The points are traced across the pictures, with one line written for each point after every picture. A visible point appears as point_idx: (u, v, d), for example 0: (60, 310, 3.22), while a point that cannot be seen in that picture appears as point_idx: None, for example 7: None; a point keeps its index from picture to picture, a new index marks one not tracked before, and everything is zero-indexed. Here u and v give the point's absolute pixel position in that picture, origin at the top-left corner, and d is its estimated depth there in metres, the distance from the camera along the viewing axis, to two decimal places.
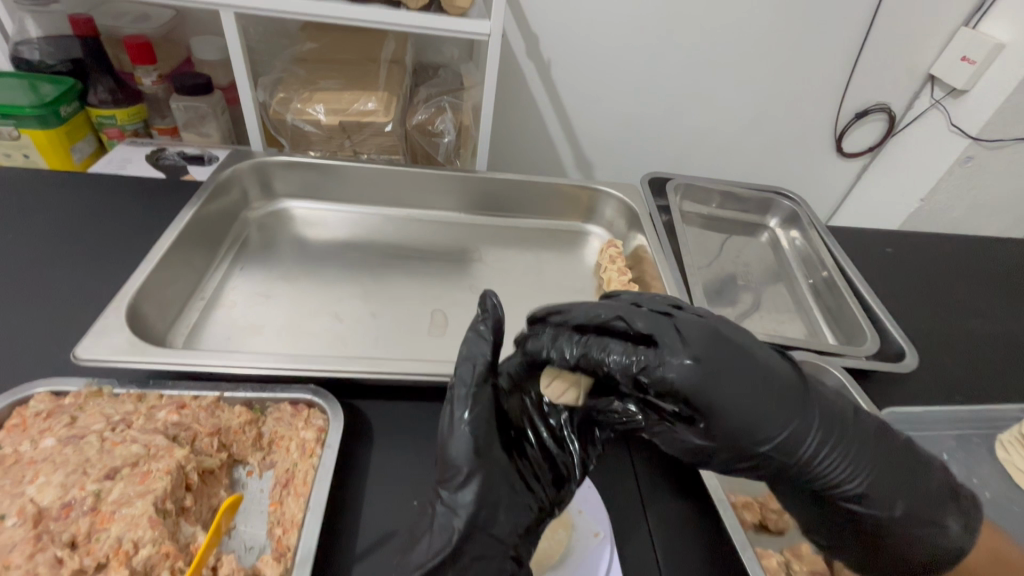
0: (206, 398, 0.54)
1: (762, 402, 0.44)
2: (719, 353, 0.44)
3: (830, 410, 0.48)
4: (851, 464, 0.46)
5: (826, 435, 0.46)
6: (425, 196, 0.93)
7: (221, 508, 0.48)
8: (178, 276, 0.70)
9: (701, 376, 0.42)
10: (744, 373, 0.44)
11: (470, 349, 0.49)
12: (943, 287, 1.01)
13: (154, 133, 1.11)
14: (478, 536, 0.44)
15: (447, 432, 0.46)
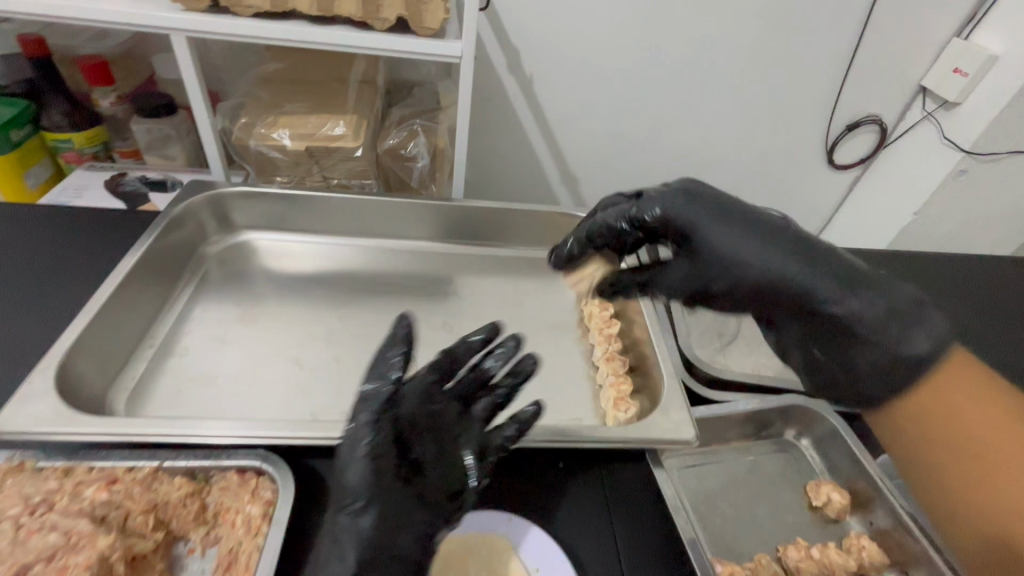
0: (142, 469, 0.49)
1: (738, 227, 0.49)
2: (696, 197, 0.51)
3: (837, 255, 0.47)
4: (854, 301, 0.45)
5: (810, 263, 0.47)
6: (397, 225, 0.88)
7: None
8: (123, 323, 0.65)
9: (680, 207, 0.51)
10: (724, 216, 0.49)
11: (375, 376, 0.47)
12: (940, 312, 0.97)
13: (116, 155, 1.05)
14: (377, 560, 0.45)
15: (345, 460, 0.45)
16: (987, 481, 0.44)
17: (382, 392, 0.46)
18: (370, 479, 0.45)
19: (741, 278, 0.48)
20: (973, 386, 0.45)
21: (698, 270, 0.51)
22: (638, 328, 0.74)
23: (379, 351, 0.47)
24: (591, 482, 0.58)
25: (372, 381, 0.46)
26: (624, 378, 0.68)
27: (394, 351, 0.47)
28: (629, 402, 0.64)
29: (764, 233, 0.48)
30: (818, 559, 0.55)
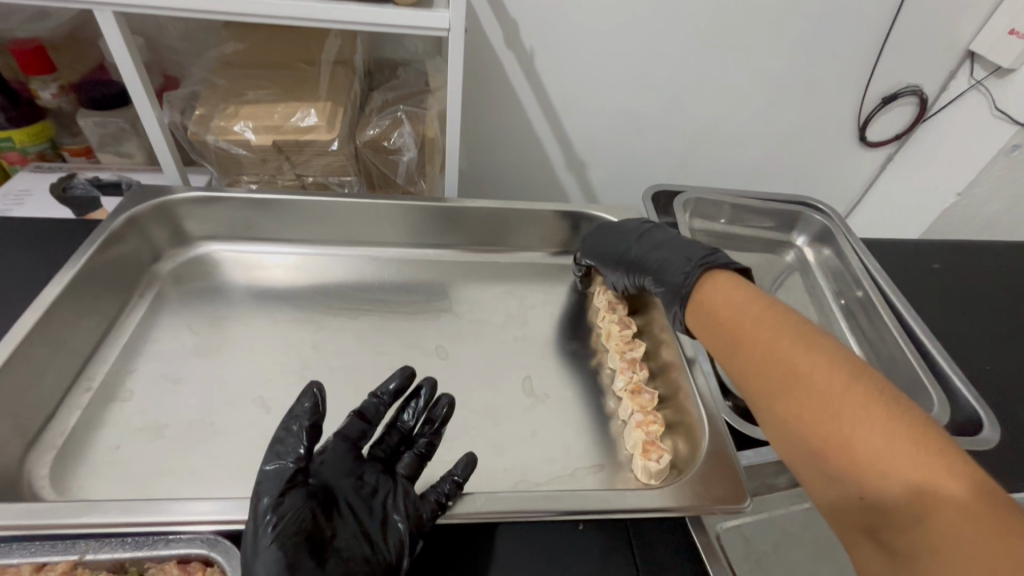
0: (54, 567, 0.39)
1: (634, 244, 0.66)
2: (604, 227, 0.73)
3: (680, 239, 0.65)
4: (677, 257, 0.61)
5: (685, 266, 0.59)
6: (381, 229, 0.76)
7: None
8: (49, 366, 0.55)
9: (590, 238, 0.73)
10: (624, 237, 0.68)
11: (278, 451, 0.42)
12: (1004, 312, 0.85)
13: (65, 154, 0.93)
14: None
15: (250, 555, 0.38)
16: (812, 404, 0.43)
17: (287, 463, 0.41)
18: (280, 567, 0.37)
19: (613, 258, 0.68)
20: (773, 316, 0.50)
21: (597, 261, 0.71)
22: (667, 353, 0.63)
23: (283, 425, 0.43)
24: (620, 547, 0.48)
25: (275, 455, 0.42)
26: (652, 416, 0.58)
27: (297, 419, 0.43)
28: (660, 449, 0.54)
29: (633, 231, 0.69)
30: None
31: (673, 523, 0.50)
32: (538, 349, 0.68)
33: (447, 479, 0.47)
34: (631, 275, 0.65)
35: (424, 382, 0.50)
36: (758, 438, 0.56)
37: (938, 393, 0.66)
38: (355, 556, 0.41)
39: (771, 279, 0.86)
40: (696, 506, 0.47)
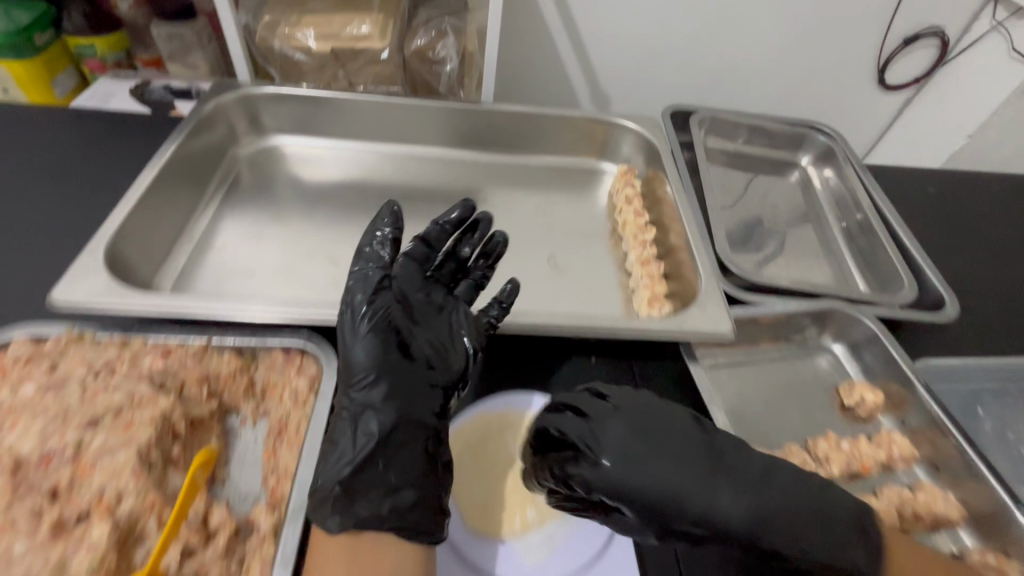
0: (193, 344, 0.51)
1: (697, 479, 0.44)
2: (655, 439, 0.46)
3: (791, 481, 0.46)
4: (794, 485, 0.46)
5: (790, 536, 0.44)
6: (425, 131, 0.86)
7: (196, 463, 0.44)
8: (162, 216, 0.66)
9: (627, 474, 0.44)
10: (675, 468, 0.45)
11: (365, 264, 0.52)
12: (1005, 226, 0.88)
13: (138, 65, 1.03)
14: (399, 425, 0.47)
15: (352, 340, 0.49)
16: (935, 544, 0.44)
17: (371, 277, 0.51)
18: (374, 351, 0.48)
19: (693, 512, 0.44)
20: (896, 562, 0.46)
21: (636, 481, 0.44)
22: (675, 236, 0.71)
23: (367, 240, 0.54)
24: (621, 375, 0.60)
25: (366, 268, 0.52)
26: (658, 281, 0.67)
27: (378, 241, 0.53)
28: (663, 302, 0.64)
29: (694, 456, 0.46)
30: (848, 451, 0.56)
31: (665, 361, 0.62)
32: (560, 237, 0.78)
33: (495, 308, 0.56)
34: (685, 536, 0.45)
35: (482, 217, 0.60)
36: (749, 302, 0.65)
37: (911, 281, 0.73)
38: (430, 354, 0.51)
39: (774, 195, 0.94)
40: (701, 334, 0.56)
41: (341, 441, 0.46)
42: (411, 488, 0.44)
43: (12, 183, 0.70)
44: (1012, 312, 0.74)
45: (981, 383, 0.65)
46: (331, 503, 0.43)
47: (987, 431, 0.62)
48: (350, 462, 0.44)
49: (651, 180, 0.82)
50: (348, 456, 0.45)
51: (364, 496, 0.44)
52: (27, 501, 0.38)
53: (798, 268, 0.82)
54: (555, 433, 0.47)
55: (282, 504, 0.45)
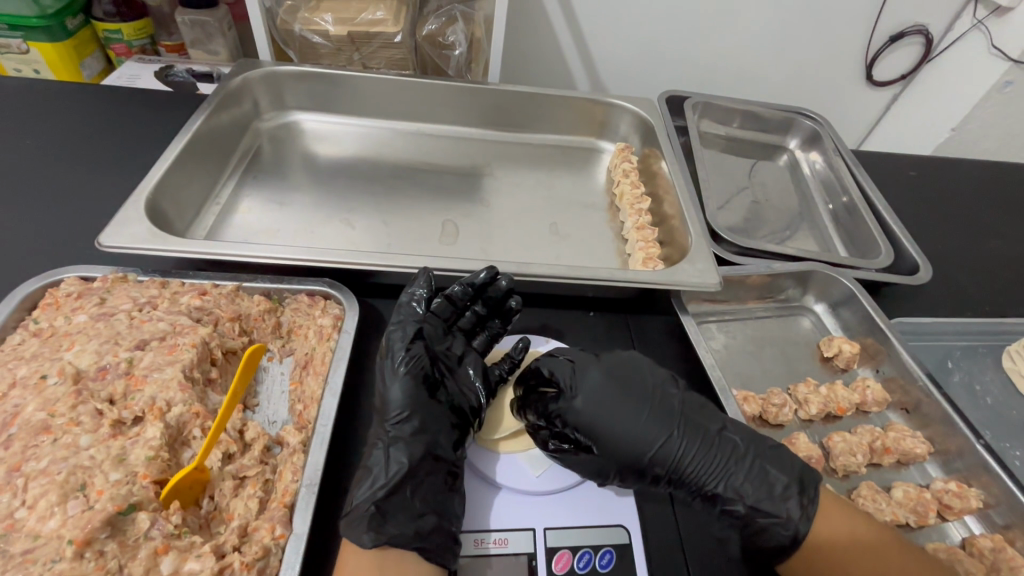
0: (226, 287, 0.56)
1: (645, 416, 0.51)
2: (620, 384, 0.52)
3: (743, 443, 0.50)
4: (741, 446, 0.50)
5: (720, 479, 0.49)
6: (435, 110, 0.91)
7: (236, 378, 0.49)
8: (192, 180, 0.72)
9: (588, 410, 0.51)
10: (631, 407, 0.51)
11: (404, 317, 0.55)
12: (977, 205, 0.94)
13: (161, 50, 1.08)
14: (425, 459, 0.47)
15: (388, 379, 0.51)
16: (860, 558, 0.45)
17: (410, 326, 0.54)
18: (407, 391, 0.50)
19: (640, 449, 0.49)
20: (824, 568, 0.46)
21: (594, 415, 0.51)
22: (668, 205, 0.76)
23: (406, 297, 0.57)
24: (617, 325, 0.65)
25: (405, 317, 0.55)
26: (652, 244, 0.72)
27: (417, 293, 0.57)
28: (657, 261, 0.69)
29: (656, 406, 0.51)
30: (825, 394, 0.61)
31: (658, 315, 0.67)
32: (560, 207, 0.84)
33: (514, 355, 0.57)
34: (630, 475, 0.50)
35: (505, 280, 0.58)
36: (737, 264, 0.70)
37: (889, 249, 0.78)
38: (457, 399, 0.52)
39: (764, 175, 0.99)
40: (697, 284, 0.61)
41: (375, 467, 0.46)
42: (434, 513, 0.44)
43: (49, 150, 0.75)
44: (978, 281, 0.79)
45: (950, 341, 0.70)
46: (365, 521, 0.42)
47: (955, 383, 0.67)
48: (383, 485, 0.45)
49: (646, 157, 0.87)
50: (380, 481, 0.45)
51: (393, 518, 0.43)
52: (88, 404, 0.43)
53: (784, 240, 0.87)
54: (542, 375, 0.53)
55: (308, 425, 0.49)
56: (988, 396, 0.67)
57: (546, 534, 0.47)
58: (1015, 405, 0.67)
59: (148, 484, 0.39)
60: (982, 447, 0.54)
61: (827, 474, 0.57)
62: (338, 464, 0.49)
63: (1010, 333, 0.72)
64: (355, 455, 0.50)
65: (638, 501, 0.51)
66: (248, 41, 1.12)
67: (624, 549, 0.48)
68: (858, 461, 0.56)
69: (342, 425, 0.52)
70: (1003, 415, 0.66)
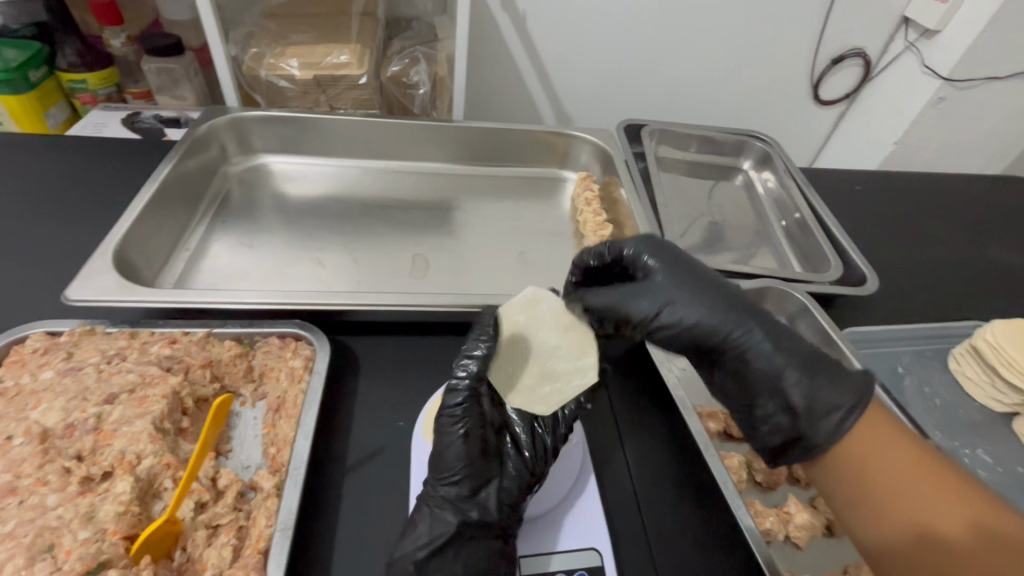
0: (196, 334, 0.56)
1: (704, 284, 0.51)
2: (679, 259, 0.52)
3: (798, 343, 0.48)
4: (795, 344, 0.48)
5: (769, 352, 0.47)
6: (403, 148, 0.94)
7: (207, 424, 0.49)
8: (160, 227, 0.72)
9: (653, 265, 0.52)
10: (692, 275, 0.51)
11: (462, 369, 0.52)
12: (920, 216, 1.00)
13: (128, 98, 1.09)
14: (478, 522, 0.47)
15: (443, 439, 0.49)
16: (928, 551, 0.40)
17: (461, 386, 0.51)
18: (465, 452, 0.48)
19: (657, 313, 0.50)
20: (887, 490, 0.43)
21: (652, 270, 0.52)
22: (628, 231, 0.80)
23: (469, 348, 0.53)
24: None
25: (461, 372, 0.52)
26: None
27: (473, 348, 0.52)
28: None
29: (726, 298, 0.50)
30: None
31: (626, 337, 0.69)
32: (527, 237, 0.86)
33: (591, 258, 0.58)
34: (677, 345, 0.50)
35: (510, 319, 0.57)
36: None
37: (838, 262, 0.83)
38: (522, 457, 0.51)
39: (720, 196, 1.04)
40: None
41: (420, 523, 0.46)
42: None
43: (14, 204, 0.75)
44: (923, 289, 0.84)
45: (900, 348, 0.74)
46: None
47: (907, 387, 0.71)
48: (426, 545, 0.45)
49: (607, 185, 0.91)
50: (423, 539, 0.45)
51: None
52: (56, 463, 0.43)
53: (742, 258, 0.91)
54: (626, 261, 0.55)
55: (282, 468, 0.49)
56: (938, 398, 0.71)
57: (523, 562, 0.48)
58: (963, 405, 0.70)
59: (118, 540, 0.40)
60: None
61: (790, 483, 0.59)
62: (312, 506, 0.50)
63: (955, 336, 0.77)
64: (330, 495, 0.51)
65: (609, 520, 0.52)
66: (215, 86, 1.13)
67: (596, 571, 0.48)
68: None
69: (316, 466, 0.53)
70: (953, 415, 0.70)
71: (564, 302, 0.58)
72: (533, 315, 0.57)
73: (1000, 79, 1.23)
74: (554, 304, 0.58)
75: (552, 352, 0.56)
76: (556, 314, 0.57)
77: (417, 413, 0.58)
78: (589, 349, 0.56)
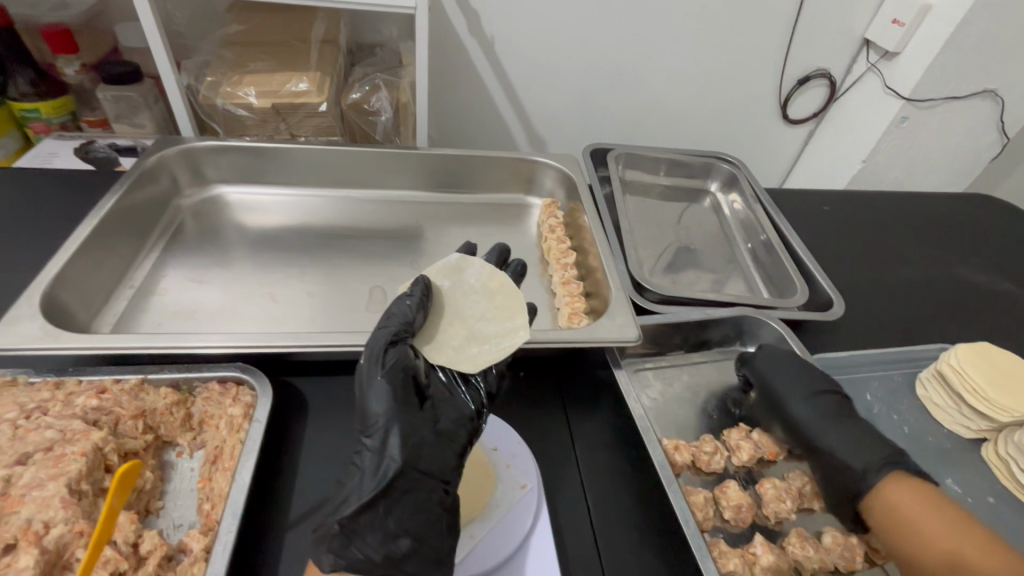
0: (129, 381, 0.53)
1: (793, 380, 0.62)
2: (788, 363, 0.64)
3: (858, 425, 0.59)
4: (849, 425, 0.58)
5: (821, 433, 0.58)
6: (366, 177, 0.93)
7: (114, 483, 0.42)
8: (102, 265, 0.69)
9: (757, 368, 0.65)
10: (788, 370, 0.63)
11: (389, 319, 0.50)
12: (886, 236, 1.00)
13: (84, 126, 1.04)
14: (407, 473, 0.44)
15: (366, 388, 0.47)
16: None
17: (389, 328, 0.50)
18: (389, 398, 0.46)
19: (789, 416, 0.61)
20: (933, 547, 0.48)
21: (757, 375, 0.65)
22: (592, 259, 0.79)
23: (395, 301, 0.52)
24: (547, 379, 0.65)
25: (393, 313, 0.51)
26: (578, 298, 0.74)
27: (406, 297, 0.52)
28: (582, 316, 0.71)
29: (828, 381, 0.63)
30: (755, 439, 0.62)
31: (592, 369, 0.67)
32: None
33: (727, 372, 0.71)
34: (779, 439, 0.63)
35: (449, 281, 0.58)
36: (658, 312, 0.72)
37: (804, 286, 0.82)
38: (456, 407, 0.49)
39: (688, 218, 1.03)
40: (626, 338, 0.62)
41: (349, 483, 0.44)
42: (409, 537, 0.42)
43: None
44: (889, 311, 0.84)
45: (868, 374, 0.73)
46: (327, 542, 0.40)
47: (875, 414, 0.70)
48: (355, 504, 0.42)
49: (572, 211, 0.90)
50: (355, 498, 0.42)
51: (360, 540, 0.41)
52: None
53: (710, 283, 0.91)
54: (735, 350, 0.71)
55: (214, 528, 0.46)
56: (906, 424, 0.70)
57: None
58: (932, 431, 0.69)
59: None
60: None
61: (761, 522, 0.57)
62: (248, 567, 0.47)
63: (922, 359, 0.76)
64: (266, 555, 0.47)
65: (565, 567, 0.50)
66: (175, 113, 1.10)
67: None
68: (788, 507, 0.57)
69: (253, 523, 0.49)
70: (923, 442, 0.68)
71: (493, 268, 0.59)
72: (461, 280, 0.58)
73: (959, 98, 1.25)
74: (478, 271, 0.58)
75: (482, 316, 0.55)
76: (483, 277, 0.58)
77: None
78: (516, 312, 0.55)
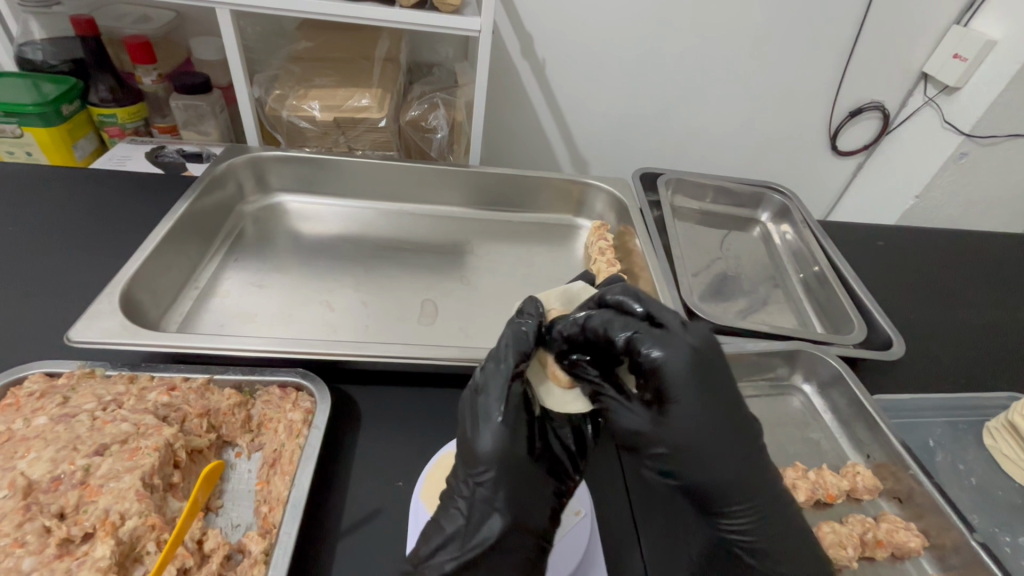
0: (196, 380, 0.55)
1: (727, 433, 0.45)
2: (710, 384, 0.45)
3: (750, 529, 0.47)
4: (748, 515, 0.47)
5: (753, 517, 0.47)
6: (420, 192, 0.95)
7: (199, 483, 0.48)
8: (172, 266, 0.73)
9: (681, 376, 0.44)
10: (720, 397, 0.45)
11: (507, 347, 0.48)
12: (946, 275, 0.97)
13: (154, 131, 1.07)
14: (511, 531, 0.44)
15: (481, 426, 0.46)
16: None
17: (511, 361, 0.48)
18: (503, 447, 0.45)
19: (694, 479, 0.46)
20: None
21: (663, 389, 0.45)
22: (643, 283, 0.78)
23: (509, 330, 0.50)
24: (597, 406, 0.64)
25: (513, 345, 0.48)
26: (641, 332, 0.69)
27: (527, 324, 0.50)
28: None
29: (736, 431, 0.46)
30: (813, 479, 0.61)
31: None
32: (540, 285, 0.85)
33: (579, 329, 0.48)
34: (692, 496, 0.47)
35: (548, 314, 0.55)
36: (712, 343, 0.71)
37: (862, 322, 0.80)
38: (557, 456, 0.48)
39: (738, 247, 1.02)
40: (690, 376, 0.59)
41: (448, 526, 0.45)
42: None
43: (34, 241, 0.76)
44: (952, 354, 0.81)
45: (931, 420, 0.70)
46: None
47: (939, 463, 0.67)
48: (455, 557, 0.44)
49: (622, 234, 0.90)
50: (453, 550, 0.44)
51: None
52: (36, 521, 0.42)
53: (761, 314, 0.89)
54: (596, 330, 0.47)
55: (272, 531, 0.47)
56: (972, 475, 0.67)
57: None
58: (999, 485, 0.66)
59: None
60: (977, 544, 0.53)
61: None
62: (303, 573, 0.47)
63: (988, 407, 0.73)
64: (319, 564, 0.48)
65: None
66: (238, 122, 1.14)
67: None
68: (849, 555, 0.54)
69: (307, 529, 0.50)
70: (989, 495, 0.66)
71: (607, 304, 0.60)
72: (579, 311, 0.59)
73: None
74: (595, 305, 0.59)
75: None
76: None
77: (418, 474, 0.55)
78: None
